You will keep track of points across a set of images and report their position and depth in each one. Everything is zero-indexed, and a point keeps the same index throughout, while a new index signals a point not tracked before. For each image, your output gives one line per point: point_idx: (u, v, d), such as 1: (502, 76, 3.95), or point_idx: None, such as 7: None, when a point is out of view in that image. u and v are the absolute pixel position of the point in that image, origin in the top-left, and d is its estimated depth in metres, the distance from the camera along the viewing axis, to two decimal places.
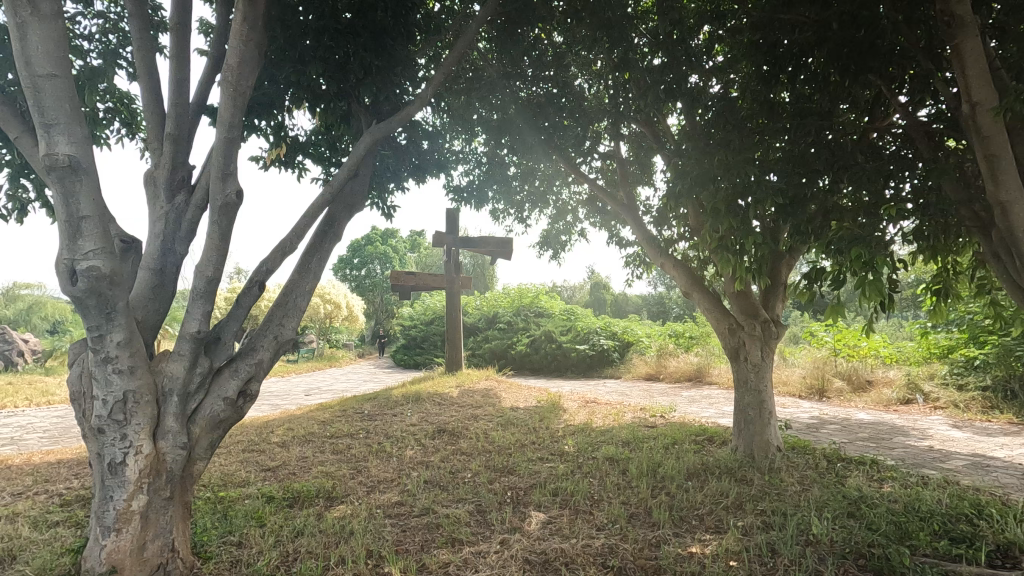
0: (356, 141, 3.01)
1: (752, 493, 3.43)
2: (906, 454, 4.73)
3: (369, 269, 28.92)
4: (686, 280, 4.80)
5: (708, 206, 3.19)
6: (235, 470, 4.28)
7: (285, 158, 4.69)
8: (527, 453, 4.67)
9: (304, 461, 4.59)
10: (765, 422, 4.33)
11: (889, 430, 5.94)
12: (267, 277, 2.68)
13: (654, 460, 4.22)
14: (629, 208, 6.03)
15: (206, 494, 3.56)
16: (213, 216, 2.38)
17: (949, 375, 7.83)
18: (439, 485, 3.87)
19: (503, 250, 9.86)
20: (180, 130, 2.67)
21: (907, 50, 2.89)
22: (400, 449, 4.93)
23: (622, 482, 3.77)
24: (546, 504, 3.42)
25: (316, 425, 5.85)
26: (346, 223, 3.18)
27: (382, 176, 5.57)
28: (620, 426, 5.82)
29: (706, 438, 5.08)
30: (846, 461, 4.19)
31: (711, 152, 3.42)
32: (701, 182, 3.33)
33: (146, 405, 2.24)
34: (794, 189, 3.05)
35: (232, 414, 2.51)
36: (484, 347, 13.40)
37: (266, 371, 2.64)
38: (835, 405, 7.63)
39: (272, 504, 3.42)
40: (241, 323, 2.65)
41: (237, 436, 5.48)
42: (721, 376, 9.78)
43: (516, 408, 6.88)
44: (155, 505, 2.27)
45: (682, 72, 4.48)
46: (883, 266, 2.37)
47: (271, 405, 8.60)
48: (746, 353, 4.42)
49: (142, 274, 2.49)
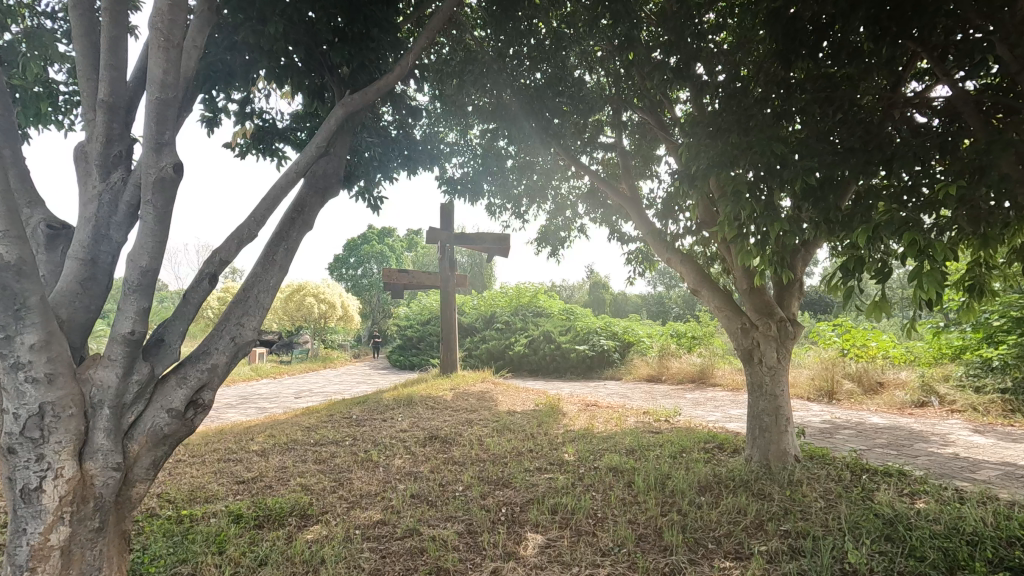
0: (326, 115, 2.66)
1: (773, 511, 3.10)
2: (931, 463, 4.40)
3: (365, 269, 28.60)
4: (693, 277, 4.50)
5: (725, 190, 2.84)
6: (205, 484, 3.94)
7: (261, 144, 4.34)
8: (524, 462, 4.33)
9: (283, 472, 4.25)
10: (782, 430, 3.99)
11: (907, 435, 5.61)
12: (221, 269, 2.35)
13: (662, 471, 3.88)
14: (632, 200, 5.69)
15: (166, 513, 3.22)
16: (147, 192, 2.09)
17: (964, 377, 7.52)
18: (426, 501, 3.53)
19: (500, 247, 9.48)
20: (117, 99, 2.34)
21: (954, 8, 2.51)
22: (388, 458, 4.58)
23: (627, 498, 3.43)
24: (546, 524, 3.08)
25: (300, 432, 5.50)
26: (319, 209, 2.83)
27: (368, 165, 5.22)
28: (623, 432, 5.47)
29: (715, 445, 4.75)
30: (871, 472, 3.86)
31: (727, 130, 3.08)
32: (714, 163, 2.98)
33: (70, 420, 1.89)
34: (826, 169, 2.69)
35: (179, 427, 2.18)
36: (481, 347, 13.04)
37: (221, 377, 2.32)
38: (847, 409, 7.29)
39: (238, 525, 3.08)
40: (189, 323, 2.31)
41: (214, 444, 5.11)
42: (725, 377, 9.46)
43: (513, 412, 6.52)
44: (80, 538, 1.92)
45: (692, 47, 4.14)
46: (942, 253, 2.01)
47: (258, 408, 8.24)
48: (761, 355, 4.07)
49: (68, 265, 2.18)
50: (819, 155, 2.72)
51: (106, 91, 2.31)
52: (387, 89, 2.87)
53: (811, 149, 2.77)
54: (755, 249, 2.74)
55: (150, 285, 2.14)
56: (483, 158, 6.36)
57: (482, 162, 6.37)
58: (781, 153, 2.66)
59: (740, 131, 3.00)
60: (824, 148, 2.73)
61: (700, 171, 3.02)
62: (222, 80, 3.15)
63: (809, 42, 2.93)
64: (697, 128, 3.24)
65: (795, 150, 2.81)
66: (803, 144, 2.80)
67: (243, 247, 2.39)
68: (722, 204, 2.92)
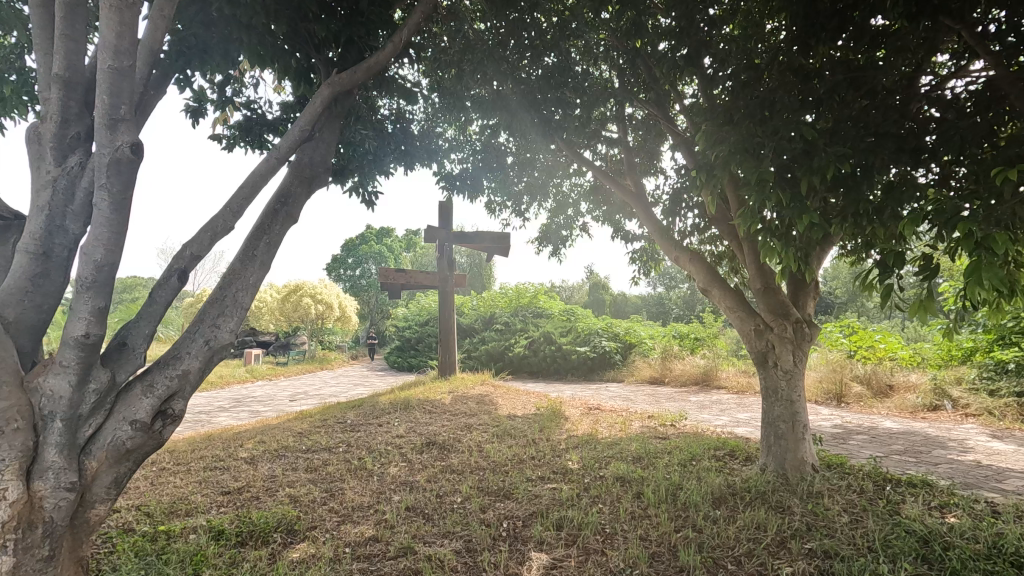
0: (313, 94, 2.46)
1: (795, 528, 2.90)
2: (954, 472, 4.18)
3: (364, 270, 28.48)
4: (704, 276, 4.31)
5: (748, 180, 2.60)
6: (189, 496, 3.72)
7: (249, 136, 4.13)
8: (526, 471, 4.10)
9: (272, 482, 4.03)
10: (799, 437, 3.77)
11: (924, 441, 5.39)
12: (193, 264, 2.18)
13: (672, 481, 3.66)
14: (638, 195, 5.46)
15: (142, 529, 3.02)
16: (102, 175, 1.99)
17: (977, 381, 7.31)
18: (423, 515, 3.31)
19: (500, 245, 9.26)
20: (73, 74, 2.21)
21: None
22: (383, 467, 4.36)
23: (637, 511, 3.22)
24: (551, 541, 2.86)
25: (292, 437, 5.27)
26: (305, 200, 2.61)
27: (365, 160, 5.01)
28: (628, 437, 5.25)
29: (726, 453, 4.52)
30: (895, 483, 3.64)
31: (751, 114, 2.84)
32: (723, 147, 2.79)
33: (16, 435, 1.74)
34: (862, 154, 2.54)
35: (144, 441, 2.01)
36: (480, 348, 12.82)
37: (193, 385, 2.14)
38: (857, 413, 7.08)
39: (219, 543, 2.86)
40: (155, 324, 2.14)
41: (201, 451, 4.89)
42: (729, 379, 9.25)
43: (514, 416, 6.30)
44: (26, 568, 1.78)
45: (700, 37, 3.89)
46: (1002, 246, 1.80)
47: (251, 411, 8.03)
48: (776, 358, 3.83)
49: (19, 258, 2.10)
50: (853, 140, 2.57)
51: (62, 64, 2.19)
52: (378, 68, 2.67)
53: (843, 134, 2.63)
54: (780, 245, 2.52)
55: (106, 282, 1.97)
56: (483, 155, 6.20)
57: (481, 159, 6.20)
58: (810, 137, 2.47)
59: (762, 117, 2.78)
60: (857, 134, 2.59)
61: (718, 161, 2.79)
62: (197, 57, 2.95)
63: (831, 23, 2.73)
64: (713, 115, 3.01)
65: (825, 135, 2.65)
66: (836, 130, 2.64)
67: (218, 240, 2.19)
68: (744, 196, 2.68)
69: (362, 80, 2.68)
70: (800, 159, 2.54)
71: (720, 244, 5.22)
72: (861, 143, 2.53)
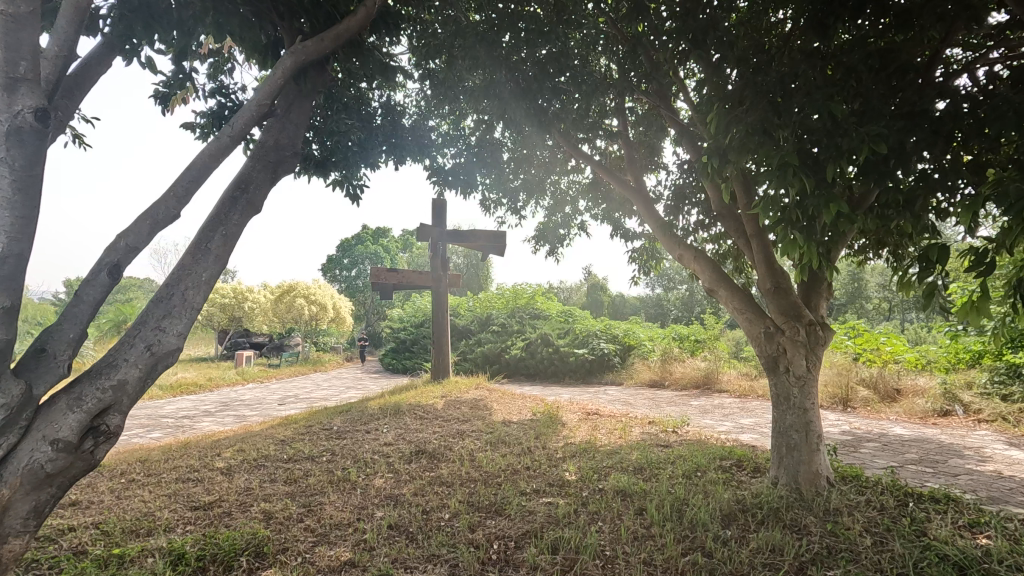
0: (273, 64, 2.36)
1: (815, 552, 2.65)
2: (976, 484, 3.91)
3: (360, 270, 28.36)
4: (709, 276, 4.05)
5: (774, 162, 2.27)
6: (155, 512, 3.44)
7: (220, 122, 3.91)
8: (520, 483, 3.82)
9: (247, 495, 3.75)
10: (814, 448, 3.50)
11: (938, 449, 5.13)
12: (127, 257, 2.07)
13: (676, 495, 3.40)
14: (638, 190, 5.19)
15: (96, 552, 2.75)
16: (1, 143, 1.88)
17: (989, 385, 7.07)
18: (406, 534, 3.04)
19: (495, 244, 8.98)
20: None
21: None
22: (367, 478, 4.07)
23: (640, 531, 2.96)
24: (545, 567, 2.60)
25: (273, 446, 4.98)
26: (268, 188, 2.48)
27: (350, 155, 4.76)
28: (628, 445, 4.99)
29: (734, 463, 4.26)
30: (917, 497, 3.38)
31: (765, 94, 2.60)
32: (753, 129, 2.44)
33: None
34: (896, 135, 2.28)
35: (72, 460, 1.88)
36: (476, 351, 12.51)
37: (131, 397, 2.02)
38: (865, 418, 6.82)
39: (177, 569, 2.58)
40: (82, 329, 2.01)
41: (175, 461, 4.60)
42: (731, 383, 9.00)
43: (509, 422, 6.03)
44: None
45: (705, 21, 3.56)
46: None
47: (236, 416, 7.70)
48: (788, 363, 3.55)
49: None
50: (887, 119, 2.30)
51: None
52: (339, 42, 2.57)
53: (874, 113, 2.36)
54: (804, 240, 2.23)
55: (11, 275, 1.86)
56: (477, 148, 5.87)
57: (475, 153, 5.88)
58: (840, 115, 2.21)
59: (777, 99, 2.55)
60: (889, 113, 2.32)
61: (732, 146, 2.53)
62: (142, 22, 2.71)
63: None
64: (724, 97, 2.76)
65: (857, 114, 2.38)
66: (865, 109, 2.38)
67: (159, 230, 2.13)
68: (766, 177, 2.33)
69: (329, 50, 2.60)
70: (832, 139, 2.27)
71: (724, 242, 5.01)
72: (899, 123, 2.28)
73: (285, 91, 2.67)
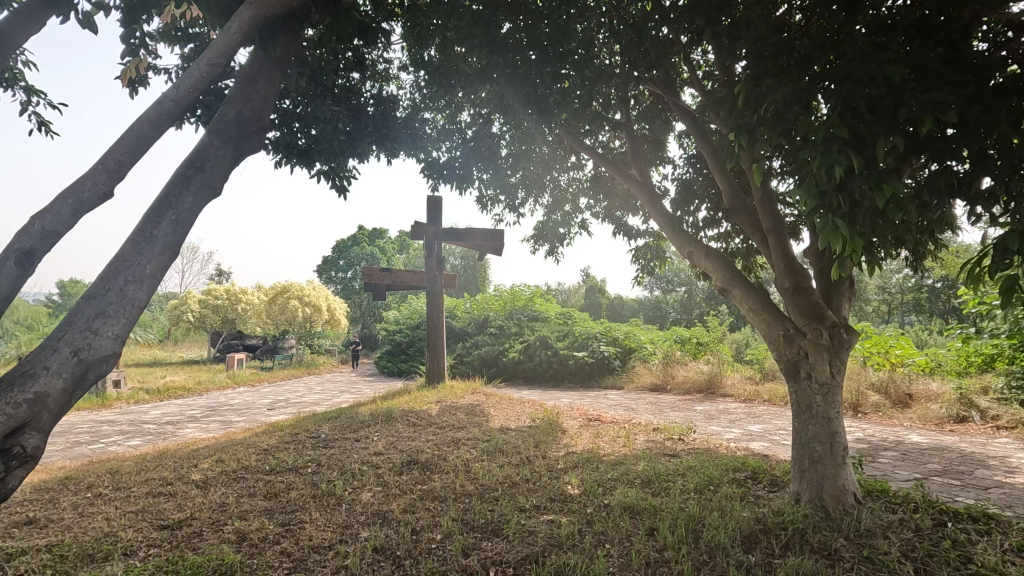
0: (233, 16, 2.29)
1: None
2: (1010, 499, 3.62)
3: (356, 271, 28.05)
4: (722, 275, 3.76)
5: (820, 132, 1.98)
6: (118, 532, 3.12)
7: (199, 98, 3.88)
8: (518, 498, 3.52)
9: (222, 511, 3.43)
10: (839, 463, 3.19)
11: (962, 459, 4.83)
12: (41, 243, 2.04)
13: (690, 512, 3.10)
14: (643, 184, 4.87)
15: None
16: None
17: (1006, 390, 6.78)
18: (393, 559, 2.73)
19: (493, 244, 8.68)
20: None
21: None
22: (355, 492, 3.76)
23: (653, 555, 2.66)
24: None
25: (255, 456, 4.65)
26: (226, 167, 2.40)
27: (337, 146, 4.41)
28: (633, 455, 4.70)
29: (748, 475, 3.96)
30: (953, 515, 3.09)
31: (789, 75, 2.41)
32: (793, 101, 2.18)
33: None
34: (962, 104, 2.03)
35: None
36: (472, 354, 12.17)
37: (53, 413, 1.86)
38: (878, 424, 6.53)
39: None
40: None
41: (148, 473, 4.26)
42: (735, 387, 8.72)
43: (506, 429, 5.73)
44: None
45: None
46: None
47: (221, 422, 7.33)
48: (810, 368, 3.24)
49: None
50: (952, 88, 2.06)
51: None
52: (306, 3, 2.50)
53: (930, 82, 2.11)
54: (848, 228, 1.95)
55: None
56: (473, 143, 5.57)
57: (471, 147, 5.59)
58: (899, 80, 1.94)
59: (803, 77, 2.34)
60: (950, 80, 2.08)
61: (764, 122, 2.25)
62: None
63: None
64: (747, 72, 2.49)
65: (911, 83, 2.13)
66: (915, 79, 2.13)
67: (82, 209, 2.11)
68: (810, 152, 2.02)
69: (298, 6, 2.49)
70: (878, 111, 2.05)
71: (733, 241, 4.77)
72: (965, 91, 2.04)
73: (252, 57, 2.54)
